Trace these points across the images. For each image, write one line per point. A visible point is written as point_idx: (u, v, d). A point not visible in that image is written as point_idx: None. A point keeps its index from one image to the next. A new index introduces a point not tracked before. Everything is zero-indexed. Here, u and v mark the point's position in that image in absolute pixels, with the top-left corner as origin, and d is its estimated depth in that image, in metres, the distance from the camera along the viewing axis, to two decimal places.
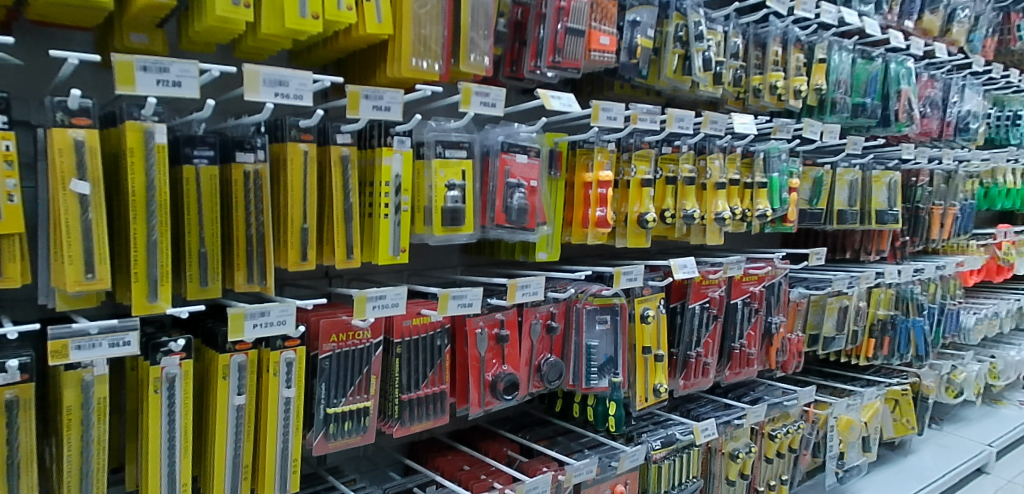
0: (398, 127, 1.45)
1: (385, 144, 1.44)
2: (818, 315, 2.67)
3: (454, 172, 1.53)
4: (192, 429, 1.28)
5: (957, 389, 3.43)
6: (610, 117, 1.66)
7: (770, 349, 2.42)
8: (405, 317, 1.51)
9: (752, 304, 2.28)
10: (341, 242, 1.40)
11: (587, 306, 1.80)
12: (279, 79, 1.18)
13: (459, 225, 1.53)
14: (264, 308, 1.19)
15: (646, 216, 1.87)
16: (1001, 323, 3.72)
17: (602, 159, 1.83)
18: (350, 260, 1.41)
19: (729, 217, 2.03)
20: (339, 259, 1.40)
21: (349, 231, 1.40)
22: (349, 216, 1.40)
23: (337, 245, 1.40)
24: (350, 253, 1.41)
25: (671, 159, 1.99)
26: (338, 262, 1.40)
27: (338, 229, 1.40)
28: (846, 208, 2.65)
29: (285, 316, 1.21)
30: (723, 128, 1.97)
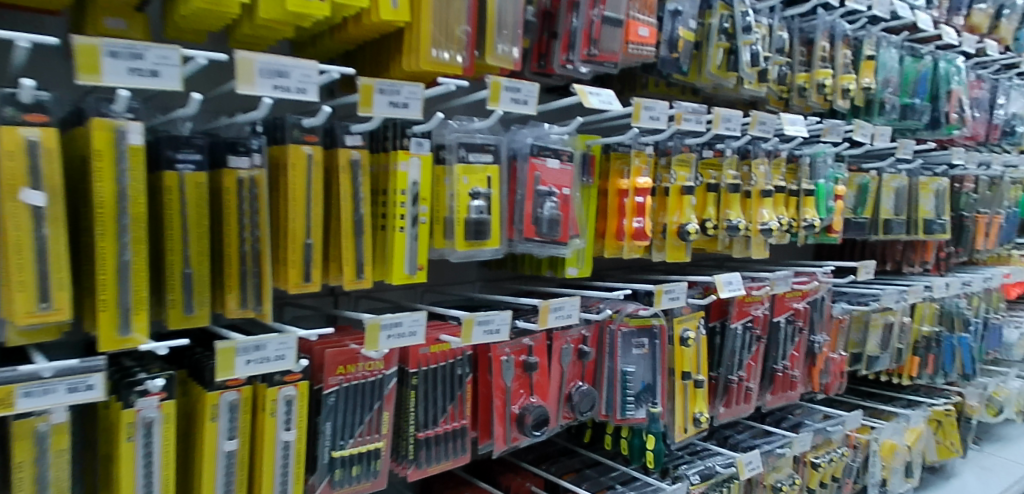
0: (416, 128, 1.27)
1: (401, 148, 1.26)
2: (860, 332, 2.48)
3: (478, 179, 1.35)
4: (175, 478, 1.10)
5: (998, 408, 3.21)
6: (653, 116, 1.47)
7: (813, 370, 2.23)
8: (424, 344, 1.33)
9: (796, 322, 2.09)
10: (350, 259, 1.22)
11: (623, 328, 1.62)
12: (279, 69, 0.99)
13: (484, 238, 1.35)
14: (259, 341, 1.00)
15: (687, 228, 1.68)
16: None
17: (639, 164, 1.65)
18: (360, 279, 1.23)
19: (777, 227, 1.85)
20: (347, 279, 1.22)
21: (359, 246, 1.22)
22: (360, 230, 1.22)
23: (346, 263, 1.22)
24: (360, 272, 1.23)
25: (713, 164, 1.81)
26: (346, 282, 1.22)
27: (347, 244, 1.22)
28: (893, 217, 2.45)
29: (283, 350, 1.03)
30: (772, 130, 1.78)
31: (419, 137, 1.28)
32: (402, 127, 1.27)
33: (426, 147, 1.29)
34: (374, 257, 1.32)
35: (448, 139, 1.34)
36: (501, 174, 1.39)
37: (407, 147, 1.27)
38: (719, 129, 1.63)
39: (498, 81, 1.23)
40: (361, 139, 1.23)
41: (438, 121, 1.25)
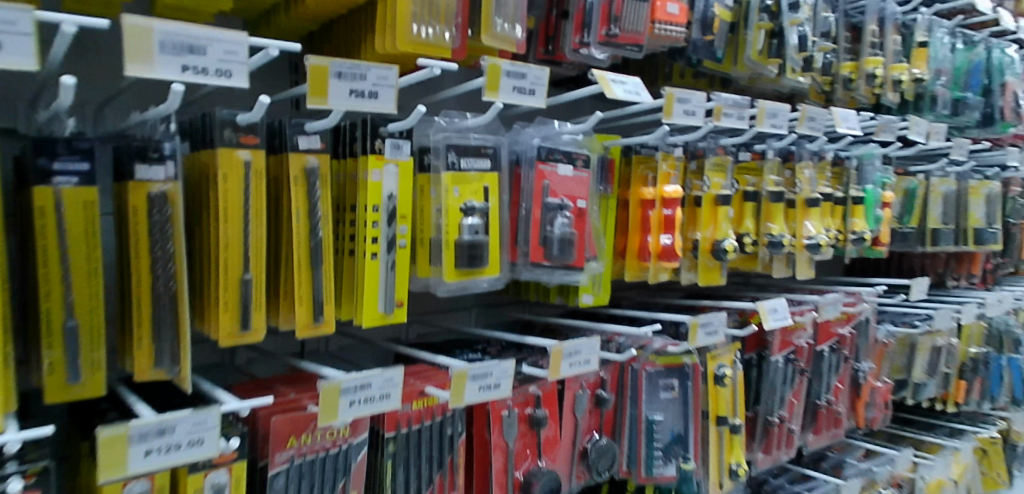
0: (393, 125, 0.99)
1: (372, 152, 0.98)
2: (905, 356, 2.21)
3: (472, 190, 1.08)
4: None
5: None
6: (687, 111, 1.19)
7: (857, 403, 1.97)
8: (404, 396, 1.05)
9: (841, 350, 1.85)
10: (305, 296, 0.94)
11: (649, 367, 1.36)
12: (191, 42, 0.70)
13: (482, 265, 1.07)
14: (164, 418, 0.73)
15: (724, 244, 1.41)
16: None
17: (667, 169, 1.38)
18: (319, 323, 0.95)
19: (825, 242, 1.57)
20: (301, 323, 0.94)
21: (317, 279, 0.94)
22: (319, 258, 0.94)
23: (300, 301, 0.93)
24: (319, 313, 0.94)
25: (751, 169, 1.54)
26: (299, 328, 0.94)
27: (301, 277, 0.93)
28: (942, 227, 2.17)
29: (201, 429, 0.75)
30: (822, 127, 1.49)
31: (399, 139, 1.00)
32: (375, 125, 0.99)
33: (408, 150, 1.01)
34: (341, 290, 1.04)
35: (434, 139, 1.06)
36: (501, 185, 1.12)
37: (382, 152, 0.99)
38: (763, 127, 1.35)
39: (497, 65, 0.95)
40: (321, 140, 0.95)
41: (420, 116, 0.96)
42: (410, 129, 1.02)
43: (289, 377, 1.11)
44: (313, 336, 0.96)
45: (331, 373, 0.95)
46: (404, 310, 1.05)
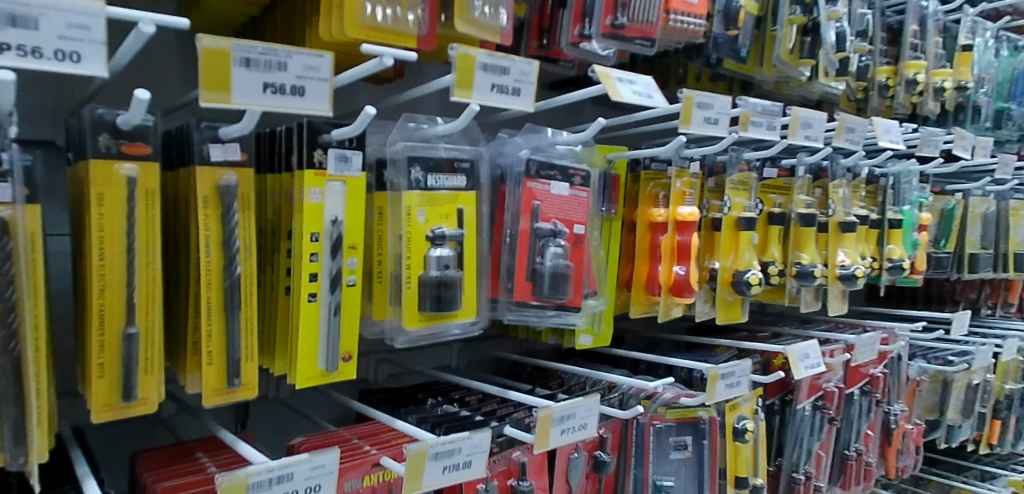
0: (336, 132, 0.77)
1: (308, 165, 0.77)
2: (937, 394, 2.02)
3: (442, 214, 0.86)
4: None
5: None
6: (708, 118, 0.98)
7: (888, 450, 1.78)
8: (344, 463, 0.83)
9: (872, 393, 1.66)
10: (217, 352, 0.72)
11: (659, 422, 1.15)
12: (13, 12, 0.50)
13: (453, 308, 0.85)
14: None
15: (747, 276, 1.20)
16: None
17: (682, 188, 1.17)
18: (234, 388, 0.73)
19: (862, 272, 1.35)
20: (209, 387, 0.72)
21: (233, 331, 0.72)
22: (235, 305, 0.72)
23: (209, 359, 0.72)
24: (235, 376, 0.73)
25: (777, 187, 1.33)
26: (206, 396, 0.72)
27: (211, 328, 0.71)
28: (980, 251, 1.96)
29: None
30: (861, 139, 1.27)
31: (348, 149, 0.79)
32: (314, 130, 0.77)
33: (361, 164, 0.80)
34: (276, 338, 0.82)
35: (394, 148, 0.84)
36: (480, 208, 0.91)
37: (324, 166, 0.78)
38: (795, 139, 1.14)
39: (471, 55, 0.73)
40: (242, 150, 0.73)
41: (369, 120, 0.75)
42: (361, 136, 0.80)
43: (218, 443, 0.90)
44: (228, 403, 0.74)
45: (249, 450, 0.74)
46: (353, 365, 0.83)
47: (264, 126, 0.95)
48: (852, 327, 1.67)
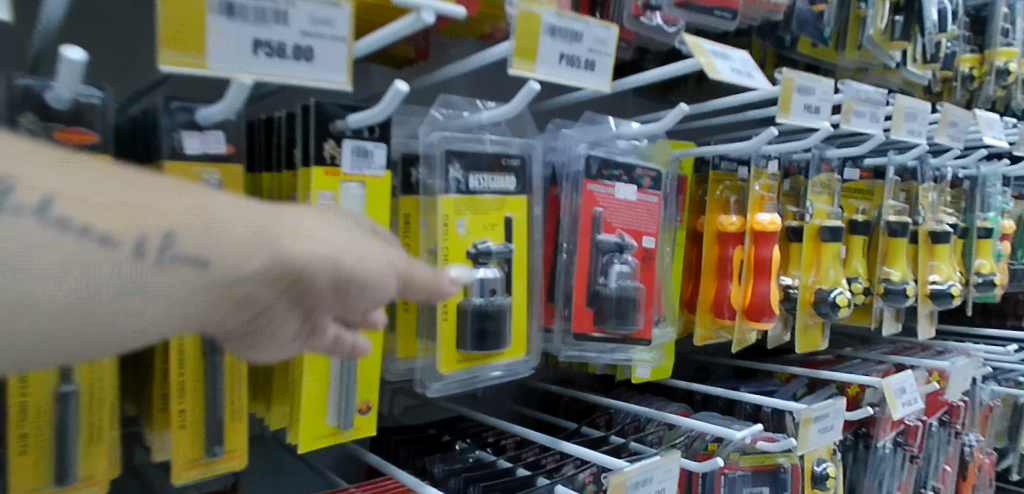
0: (350, 117, 0.59)
1: (316, 159, 0.59)
2: (1006, 419, 1.82)
3: (486, 224, 0.68)
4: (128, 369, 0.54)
5: None
6: (808, 106, 0.80)
7: (964, 486, 1.58)
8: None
9: (950, 423, 1.46)
10: (191, 410, 0.59)
11: (735, 470, 0.97)
12: None
13: (501, 346, 0.66)
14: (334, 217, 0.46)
15: (834, 295, 1.01)
16: None
17: (761, 191, 0.98)
18: (216, 457, 0.60)
19: (958, 289, 1.17)
20: (182, 458, 0.59)
21: (212, 391, 0.59)
22: (215, 351, 0.59)
23: (180, 419, 0.59)
24: (215, 443, 0.60)
25: (859, 192, 1.15)
26: (177, 471, 0.59)
27: (183, 381, 0.59)
28: None
29: (407, 274, 0.49)
30: (963, 134, 1.09)
31: (368, 140, 0.61)
32: (323, 115, 0.59)
33: (385, 160, 0.62)
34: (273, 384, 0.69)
35: (427, 142, 0.66)
36: (532, 216, 0.73)
37: (338, 161, 0.60)
38: (898, 133, 0.95)
39: (536, 14, 0.55)
40: (227, 140, 0.55)
41: (399, 100, 0.56)
42: (385, 125, 0.62)
43: None
44: (207, 477, 0.61)
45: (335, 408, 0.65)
46: (372, 419, 0.69)
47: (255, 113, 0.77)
48: (924, 349, 1.46)
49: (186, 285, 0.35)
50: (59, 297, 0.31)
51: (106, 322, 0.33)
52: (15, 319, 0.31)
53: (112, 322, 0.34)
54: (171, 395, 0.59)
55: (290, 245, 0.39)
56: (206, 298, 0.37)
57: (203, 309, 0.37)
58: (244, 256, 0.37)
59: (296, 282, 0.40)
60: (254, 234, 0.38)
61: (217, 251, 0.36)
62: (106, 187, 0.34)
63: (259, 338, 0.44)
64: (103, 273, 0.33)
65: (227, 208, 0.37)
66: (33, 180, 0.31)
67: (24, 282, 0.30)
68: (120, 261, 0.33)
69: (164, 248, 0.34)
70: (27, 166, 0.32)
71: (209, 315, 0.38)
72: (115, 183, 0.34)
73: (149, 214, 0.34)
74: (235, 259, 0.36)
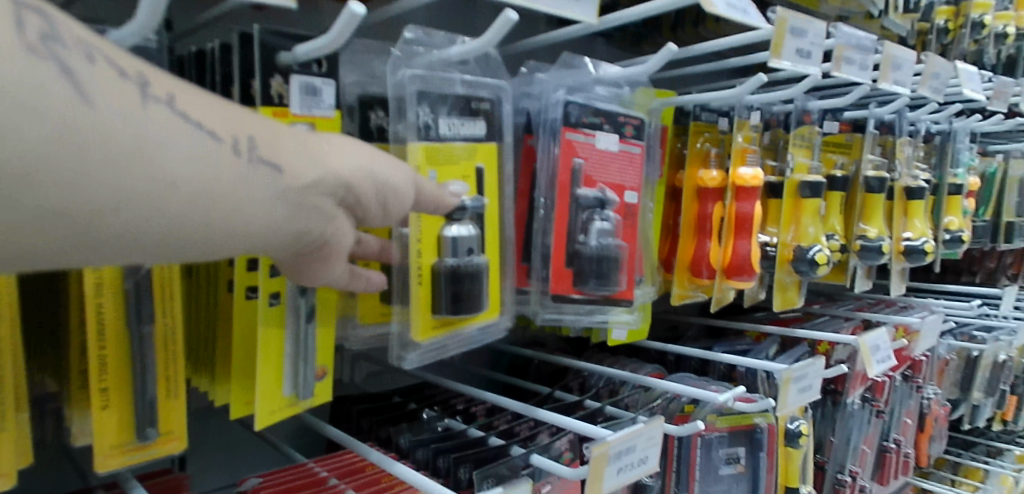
0: (298, 48, 0.54)
1: (262, 97, 0.55)
2: (960, 371, 1.82)
3: (458, 175, 0.62)
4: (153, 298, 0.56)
5: None
6: (800, 50, 0.74)
7: (922, 437, 1.60)
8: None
9: (913, 378, 1.47)
10: (116, 389, 0.55)
11: (713, 432, 0.94)
12: None
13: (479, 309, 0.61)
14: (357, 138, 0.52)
15: (813, 253, 0.98)
16: None
17: (743, 143, 0.93)
18: (150, 441, 0.56)
19: (933, 246, 1.15)
20: (109, 444, 0.54)
21: (141, 363, 0.54)
22: (142, 321, 0.54)
23: (103, 399, 0.54)
24: (148, 425, 0.55)
25: (838, 145, 1.11)
26: (101, 458, 0.54)
27: (104, 355, 0.54)
28: (1017, 220, 1.78)
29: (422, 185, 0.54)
30: (945, 86, 1.05)
31: (316, 76, 0.57)
32: (267, 47, 0.55)
33: (335, 99, 0.58)
34: (217, 353, 0.65)
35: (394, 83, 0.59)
36: (506, 168, 0.67)
37: (286, 101, 0.56)
38: (885, 83, 0.91)
39: None
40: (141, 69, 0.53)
41: (356, 22, 0.50)
42: (334, 60, 0.58)
43: (141, 480, 0.67)
44: (140, 463, 0.56)
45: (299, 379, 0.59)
46: (328, 384, 0.64)
47: (184, 47, 0.74)
48: (888, 304, 1.46)
49: (269, 187, 0.42)
50: (184, 181, 0.37)
51: (217, 210, 0.39)
52: (160, 198, 0.37)
53: (241, 207, 0.40)
54: (90, 372, 0.53)
55: (335, 159, 0.47)
56: (282, 204, 0.43)
57: (282, 215, 0.43)
58: (304, 168, 0.44)
59: (343, 193, 0.47)
60: (305, 152, 0.45)
61: (284, 160, 0.43)
62: (202, 98, 0.40)
63: (323, 258, 0.50)
64: (218, 168, 0.39)
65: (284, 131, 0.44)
66: (157, 80, 0.38)
67: (162, 163, 0.36)
68: (223, 156, 0.39)
69: (252, 147, 0.40)
70: (150, 69, 0.38)
71: (290, 224, 0.44)
72: (208, 96, 0.41)
73: (235, 122, 0.41)
74: (299, 165, 0.44)
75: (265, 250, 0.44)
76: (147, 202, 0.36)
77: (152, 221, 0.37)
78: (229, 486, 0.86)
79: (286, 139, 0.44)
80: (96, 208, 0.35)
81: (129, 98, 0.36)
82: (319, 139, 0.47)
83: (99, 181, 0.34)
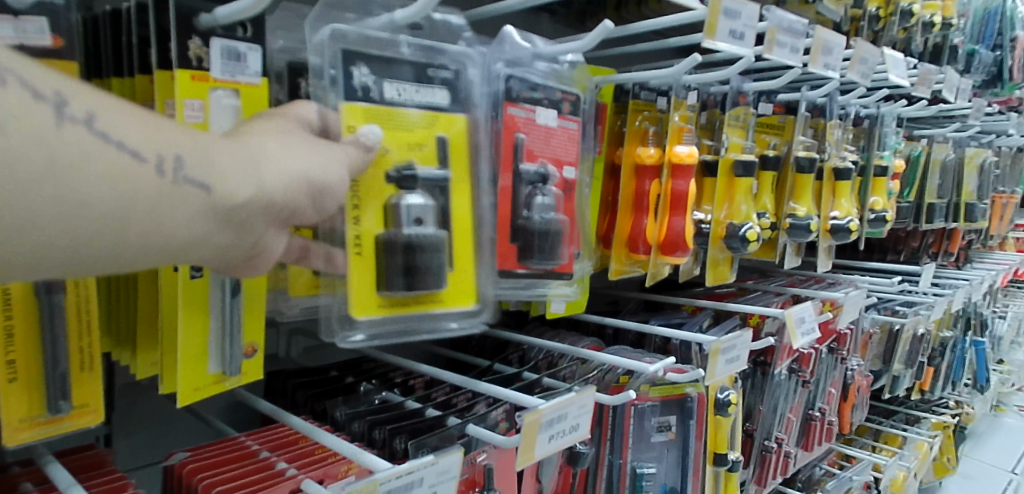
0: (218, 11, 0.54)
1: (180, 60, 0.54)
2: (883, 345, 1.92)
3: (412, 142, 0.62)
4: None
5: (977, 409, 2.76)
6: (733, 31, 0.77)
7: (844, 407, 1.68)
8: (253, 486, 0.61)
9: (838, 350, 1.54)
10: (24, 362, 0.54)
11: (645, 402, 0.98)
12: None
13: (434, 287, 0.61)
14: (305, 134, 0.54)
15: (744, 230, 1.01)
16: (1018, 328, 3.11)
17: (679, 122, 0.96)
18: (64, 415, 0.55)
19: (857, 225, 1.20)
20: (18, 419, 0.54)
21: (51, 334, 0.54)
22: (52, 290, 0.53)
23: (11, 373, 0.53)
24: (60, 399, 0.54)
25: (772, 127, 1.15)
26: (9, 432, 0.53)
27: (11, 326, 0.53)
28: (938, 201, 1.87)
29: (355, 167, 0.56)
30: (872, 71, 1.09)
31: (240, 41, 0.57)
32: (187, 9, 0.54)
33: (260, 65, 0.58)
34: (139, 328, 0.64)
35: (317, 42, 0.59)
36: (472, 142, 0.66)
37: (206, 64, 0.55)
38: (815, 66, 0.95)
39: None
40: (51, 29, 0.52)
41: None
42: (260, 24, 0.58)
43: (59, 456, 0.66)
44: (52, 436, 0.56)
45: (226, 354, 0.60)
46: (258, 362, 0.64)
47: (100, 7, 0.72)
48: (817, 280, 1.52)
49: (196, 205, 0.43)
50: (100, 204, 0.40)
51: (136, 231, 0.41)
52: (72, 217, 0.39)
53: (162, 223, 0.42)
54: None
55: (271, 172, 0.48)
56: (211, 222, 0.45)
57: (209, 230, 0.45)
58: (236, 184, 0.45)
59: (278, 208, 0.49)
60: (238, 166, 0.46)
61: (215, 179, 0.44)
62: (127, 113, 0.42)
63: (251, 261, 0.52)
64: (133, 185, 0.41)
65: (216, 147, 0.46)
66: (76, 101, 0.39)
67: (76, 186, 0.39)
68: (144, 176, 0.41)
69: (177, 167, 0.42)
70: (67, 88, 0.40)
71: (216, 238, 0.46)
72: (130, 109, 0.43)
73: (164, 141, 0.42)
74: (227, 183, 0.45)
75: (196, 260, 0.47)
76: (60, 219, 0.39)
77: (69, 240, 0.39)
78: (154, 463, 0.85)
79: (221, 157, 0.45)
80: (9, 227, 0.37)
81: (43, 124, 0.38)
82: (255, 147, 0.49)
83: (14, 203, 0.37)
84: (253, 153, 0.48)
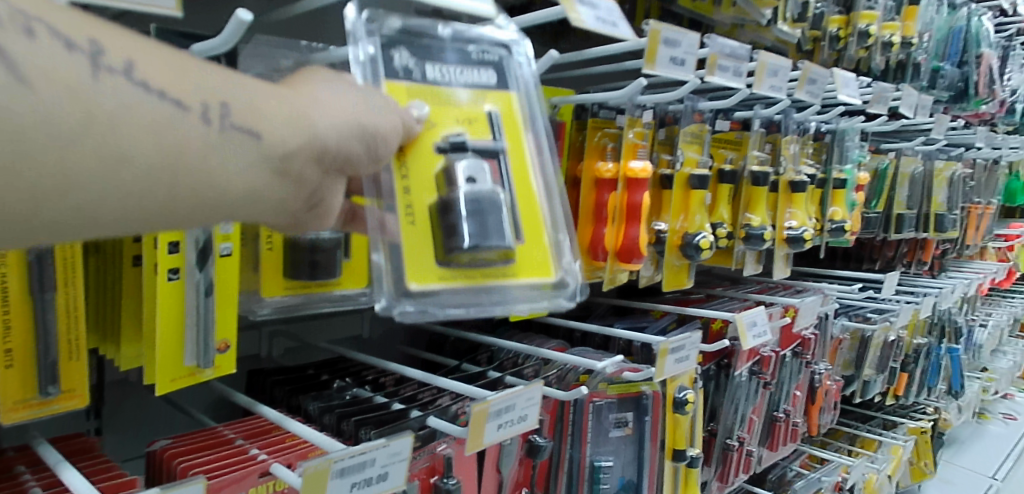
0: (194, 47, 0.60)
1: None
2: (855, 350, 1.96)
3: (460, 118, 0.67)
4: (61, 268, 0.62)
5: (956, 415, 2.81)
6: (673, 58, 0.84)
7: (812, 409, 1.75)
8: (227, 469, 0.68)
9: (804, 354, 1.60)
10: (19, 352, 0.61)
11: (602, 399, 1.05)
12: None
13: (500, 245, 0.60)
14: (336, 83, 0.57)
15: (698, 239, 1.08)
16: (999, 334, 3.17)
17: (634, 139, 1.03)
18: (53, 397, 0.62)
19: (811, 235, 1.27)
20: (12, 401, 0.61)
21: (43, 327, 0.61)
22: (45, 289, 0.61)
23: (8, 360, 0.60)
24: (50, 384, 0.62)
25: (729, 142, 1.23)
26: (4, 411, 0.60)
27: (9, 319, 0.60)
28: (906, 211, 1.94)
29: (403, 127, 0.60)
30: (821, 92, 1.17)
31: None
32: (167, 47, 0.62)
33: None
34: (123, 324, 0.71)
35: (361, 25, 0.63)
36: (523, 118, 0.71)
37: None
38: (760, 87, 1.02)
39: None
40: None
41: (245, 26, 0.57)
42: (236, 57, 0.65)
43: (54, 441, 0.74)
44: (42, 416, 0.63)
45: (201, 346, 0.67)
46: (230, 357, 0.71)
47: None
48: (784, 287, 1.59)
49: (250, 153, 0.48)
50: (155, 150, 0.44)
51: (192, 181, 0.46)
52: (130, 166, 0.43)
53: (226, 167, 0.47)
54: None
55: (324, 120, 0.52)
56: (267, 172, 0.50)
57: (266, 180, 0.50)
58: (286, 134, 0.50)
59: (331, 155, 0.53)
60: (287, 120, 0.50)
61: (263, 128, 0.49)
62: (161, 60, 0.46)
63: (318, 214, 0.56)
64: (181, 131, 0.45)
65: (252, 93, 0.49)
66: (111, 50, 0.43)
67: (130, 136, 0.43)
68: (190, 122, 0.45)
69: (222, 115, 0.46)
70: (100, 35, 0.43)
71: (272, 189, 0.51)
72: (163, 54, 0.46)
73: (204, 91, 0.46)
74: (278, 134, 0.49)
75: (257, 212, 0.51)
76: (125, 162, 0.43)
77: (133, 194, 0.44)
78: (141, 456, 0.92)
79: (266, 107, 0.50)
80: (86, 173, 0.41)
81: (81, 70, 0.41)
82: (302, 99, 0.52)
83: (80, 154, 0.41)
84: (299, 103, 0.52)
